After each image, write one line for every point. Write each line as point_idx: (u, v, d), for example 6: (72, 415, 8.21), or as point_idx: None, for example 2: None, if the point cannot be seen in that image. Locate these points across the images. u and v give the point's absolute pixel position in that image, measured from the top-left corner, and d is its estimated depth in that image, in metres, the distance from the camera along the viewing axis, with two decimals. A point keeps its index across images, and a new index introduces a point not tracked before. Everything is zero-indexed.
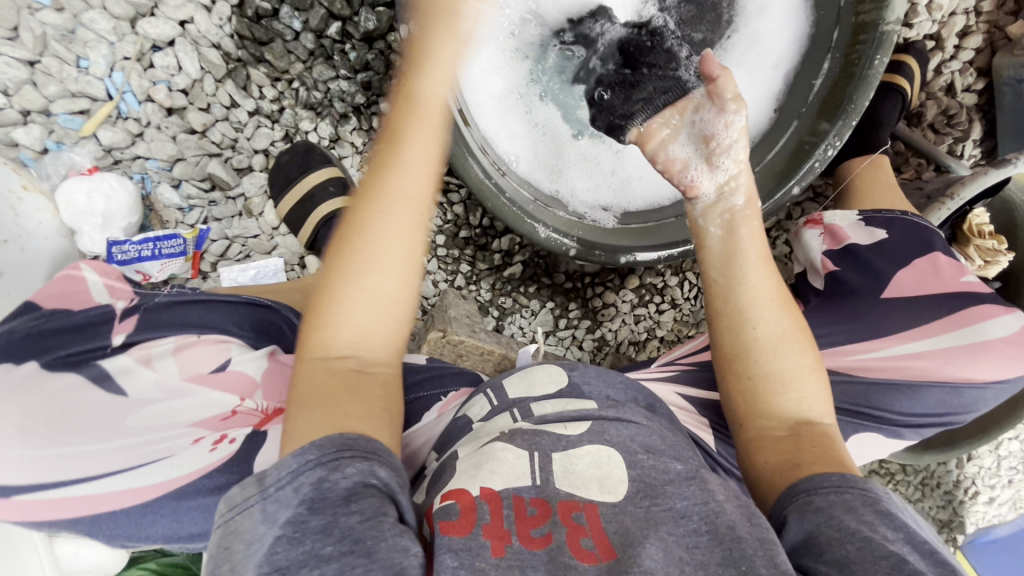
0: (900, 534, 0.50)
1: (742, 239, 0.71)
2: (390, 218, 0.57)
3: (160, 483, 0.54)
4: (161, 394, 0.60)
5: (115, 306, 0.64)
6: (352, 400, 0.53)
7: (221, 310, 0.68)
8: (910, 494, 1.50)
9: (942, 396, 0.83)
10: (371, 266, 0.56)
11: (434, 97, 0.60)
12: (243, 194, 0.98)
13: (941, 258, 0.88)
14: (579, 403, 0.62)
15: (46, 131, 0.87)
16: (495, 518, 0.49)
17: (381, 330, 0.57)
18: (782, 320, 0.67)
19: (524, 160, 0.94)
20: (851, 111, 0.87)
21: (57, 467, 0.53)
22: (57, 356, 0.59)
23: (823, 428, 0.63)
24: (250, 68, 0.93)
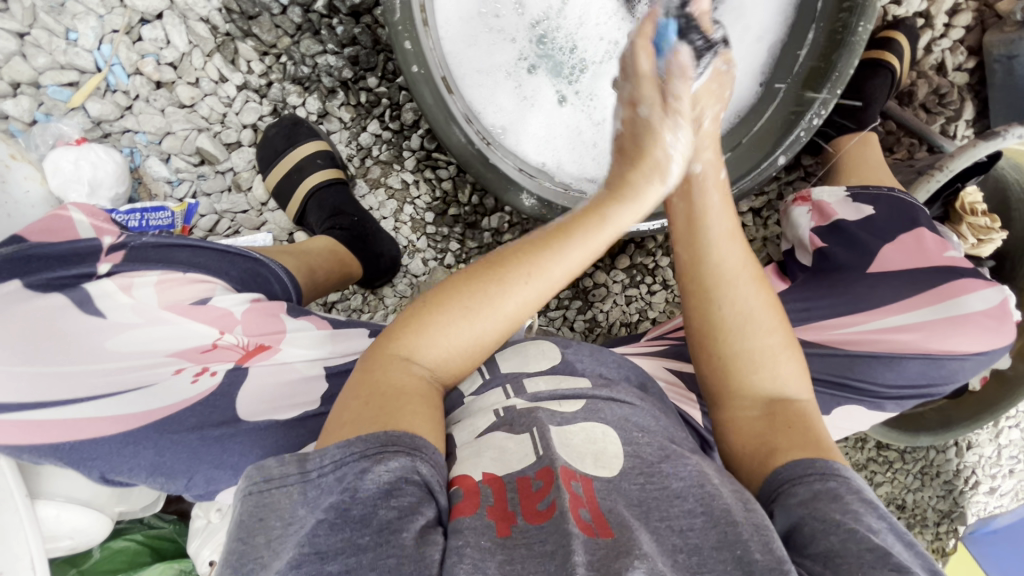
0: (886, 525, 0.50)
1: (703, 216, 0.67)
2: (527, 287, 0.57)
3: (143, 411, 0.54)
4: (136, 319, 0.57)
5: (103, 241, 0.61)
6: (405, 403, 0.52)
7: (213, 254, 0.65)
8: (909, 483, 1.47)
9: (923, 368, 0.82)
10: (485, 308, 0.56)
11: (618, 227, 0.62)
12: (232, 168, 0.98)
13: (925, 235, 0.86)
14: (572, 380, 0.63)
15: (36, 103, 0.89)
16: (499, 500, 0.49)
17: (458, 362, 0.57)
18: (758, 295, 0.63)
19: (512, 133, 0.91)
20: (835, 79, 0.87)
21: (35, 387, 0.52)
22: (40, 279, 0.57)
23: (799, 406, 0.61)
24: (238, 43, 0.94)
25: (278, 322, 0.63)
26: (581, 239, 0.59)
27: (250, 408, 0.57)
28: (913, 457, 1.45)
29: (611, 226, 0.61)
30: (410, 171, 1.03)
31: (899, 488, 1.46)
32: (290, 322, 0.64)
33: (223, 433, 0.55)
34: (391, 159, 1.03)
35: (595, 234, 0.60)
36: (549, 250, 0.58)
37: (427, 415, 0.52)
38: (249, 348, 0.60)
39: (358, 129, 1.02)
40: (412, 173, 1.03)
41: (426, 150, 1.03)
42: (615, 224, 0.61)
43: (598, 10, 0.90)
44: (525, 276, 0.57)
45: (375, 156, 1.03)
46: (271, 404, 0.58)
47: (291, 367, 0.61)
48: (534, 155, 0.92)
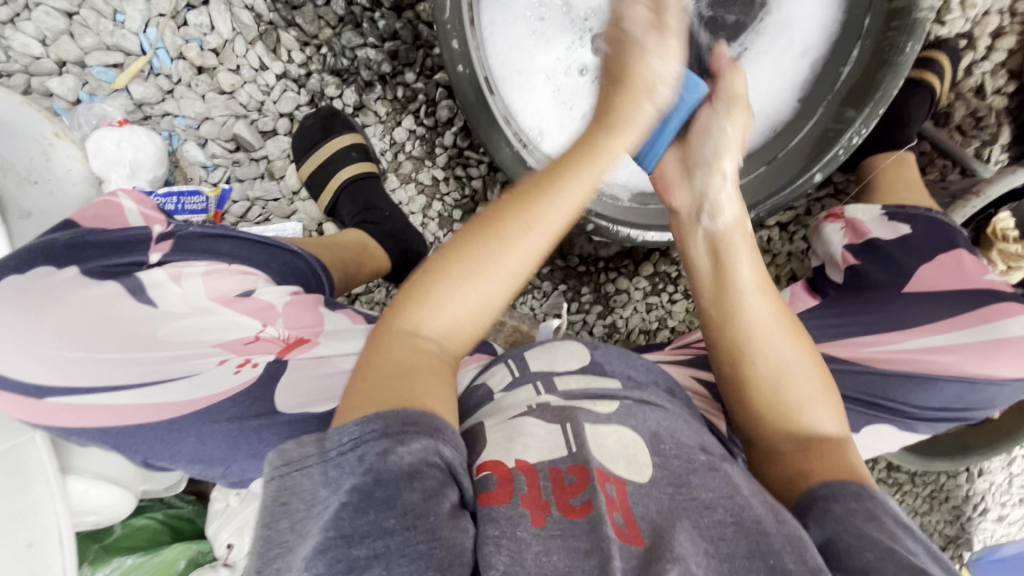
0: (919, 546, 0.50)
1: (732, 267, 0.67)
2: (528, 239, 0.58)
3: (185, 401, 0.54)
4: (184, 309, 0.59)
5: (153, 230, 0.62)
6: (420, 379, 0.52)
7: (255, 245, 0.66)
8: (917, 506, 1.46)
9: (958, 390, 0.80)
10: (487, 271, 0.57)
11: (608, 159, 0.62)
12: (267, 156, 0.99)
13: (965, 257, 0.86)
14: (603, 381, 0.63)
15: (81, 82, 0.89)
16: (533, 488, 0.49)
17: (467, 326, 0.58)
18: (790, 345, 0.64)
19: (548, 136, 0.91)
20: (879, 99, 0.86)
21: (87, 372, 0.54)
22: (96, 266, 0.58)
23: (839, 443, 0.61)
24: (281, 32, 0.94)
25: (316, 316, 0.64)
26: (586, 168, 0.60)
27: (287, 399, 0.56)
28: (923, 480, 1.44)
29: (606, 157, 0.62)
30: (441, 167, 1.04)
31: (907, 510, 1.46)
32: (329, 317, 0.65)
33: (261, 424, 0.54)
34: (423, 155, 1.04)
35: (587, 174, 0.61)
36: (553, 191, 0.59)
37: (438, 392, 0.52)
38: (289, 341, 0.61)
39: (393, 123, 1.02)
40: (442, 169, 1.04)
41: (458, 148, 1.03)
42: (610, 156, 0.62)
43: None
44: (525, 226, 0.57)
45: (408, 151, 1.04)
46: (310, 396, 0.57)
47: (329, 361, 0.60)
48: None
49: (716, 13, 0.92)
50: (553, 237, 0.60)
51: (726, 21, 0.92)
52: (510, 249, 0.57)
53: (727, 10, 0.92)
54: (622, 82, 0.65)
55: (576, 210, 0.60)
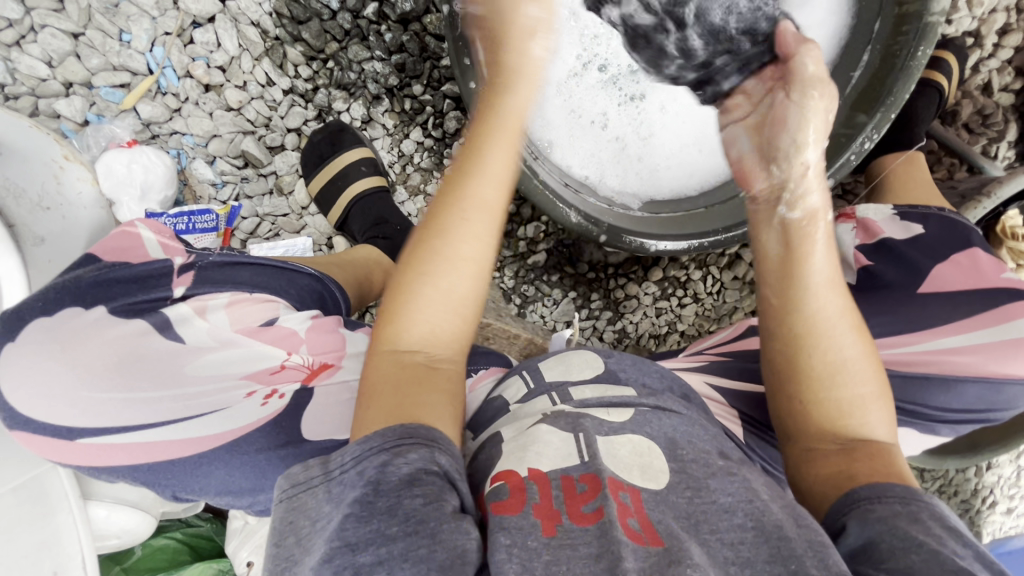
0: (970, 551, 0.49)
1: (802, 256, 0.65)
2: (470, 221, 0.58)
3: (215, 433, 0.54)
4: (210, 342, 0.58)
5: (176, 262, 0.61)
6: (420, 391, 0.53)
7: (272, 271, 0.65)
8: None
9: (981, 392, 0.79)
10: (446, 265, 0.57)
11: (513, 119, 0.61)
12: (275, 172, 0.99)
13: (980, 255, 0.86)
14: (617, 389, 0.63)
15: (88, 104, 0.89)
16: (544, 498, 0.49)
17: (449, 326, 0.57)
18: (853, 345, 0.63)
19: (558, 147, 0.94)
20: (890, 104, 0.86)
21: (113, 413, 0.53)
22: (121, 304, 0.58)
23: (884, 447, 0.61)
24: (287, 47, 0.93)
25: (338, 337, 0.63)
26: (492, 135, 0.60)
27: (314, 428, 0.55)
28: (931, 475, 1.45)
29: (510, 117, 0.61)
30: (450, 179, 1.05)
31: None
32: (351, 337, 0.64)
33: (286, 453, 0.54)
34: (431, 166, 1.03)
35: (496, 141, 0.60)
36: (473, 172, 0.59)
37: (439, 405, 0.52)
38: (314, 367, 0.60)
39: (401, 136, 1.02)
40: None
41: None
42: (513, 113, 0.61)
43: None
44: (462, 212, 0.58)
45: (416, 163, 1.03)
46: (338, 421, 0.56)
47: (351, 387, 0.60)
48: (578, 168, 0.95)
49: None
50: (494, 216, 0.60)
51: None
52: (461, 235, 0.57)
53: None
54: (505, 74, 0.62)
55: (508, 178, 0.61)
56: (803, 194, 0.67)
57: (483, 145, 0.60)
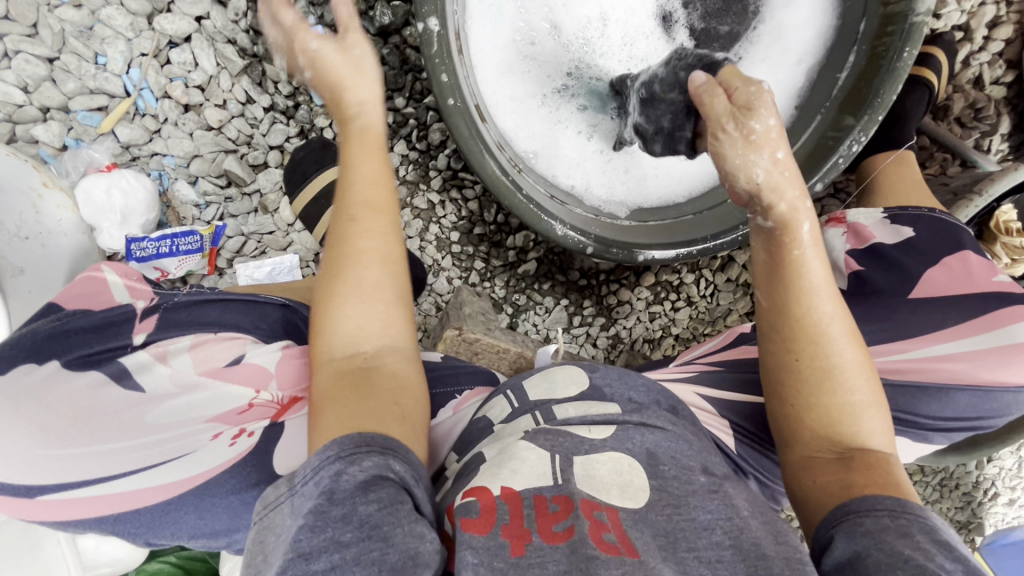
0: (959, 566, 0.46)
1: (794, 259, 0.61)
2: (366, 221, 0.60)
3: (183, 479, 0.53)
4: (172, 389, 0.58)
5: (137, 306, 0.61)
6: (358, 395, 0.52)
7: (239, 305, 0.66)
8: (927, 495, 1.47)
9: (973, 400, 0.77)
10: (353, 267, 0.59)
11: (361, 125, 0.65)
12: (259, 189, 0.97)
13: (971, 258, 0.85)
14: (601, 406, 0.62)
15: (65, 128, 0.88)
16: (514, 519, 0.49)
17: (376, 322, 0.58)
18: (849, 351, 0.61)
19: (543, 158, 0.92)
20: (878, 105, 0.85)
21: (79, 468, 0.51)
22: (77, 355, 0.57)
23: (880, 457, 0.59)
24: (266, 64, 0.92)
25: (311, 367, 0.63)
26: (359, 145, 0.64)
27: (285, 462, 0.55)
28: (932, 469, 1.44)
29: (353, 129, 0.64)
30: (436, 190, 1.06)
31: None
32: None
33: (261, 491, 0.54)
34: (417, 179, 1.05)
35: (354, 152, 0.64)
36: (349, 180, 0.63)
37: (383, 404, 0.52)
38: (284, 402, 0.60)
39: (386, 149, 1.02)
40: (437, 193, 1.07)
41: (451, 170, 1.05)
42: (352, 123, 0.65)
43: (636, 27, 0.89)
44: (352, 214, 0.61)
45: (401, 176, 1.04)
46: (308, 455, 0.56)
47: None
48: (563, 178, 0.93)
49: (710, 25, 0.91)
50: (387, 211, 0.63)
51: (719, 33, 0.91)
52: (359, 237, 0.60)
53: (720, 20, 0.91)
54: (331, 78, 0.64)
55: (386, 177, 0.64)
56: (773, 204, 0.60)
57: (348, 162, 0.64)
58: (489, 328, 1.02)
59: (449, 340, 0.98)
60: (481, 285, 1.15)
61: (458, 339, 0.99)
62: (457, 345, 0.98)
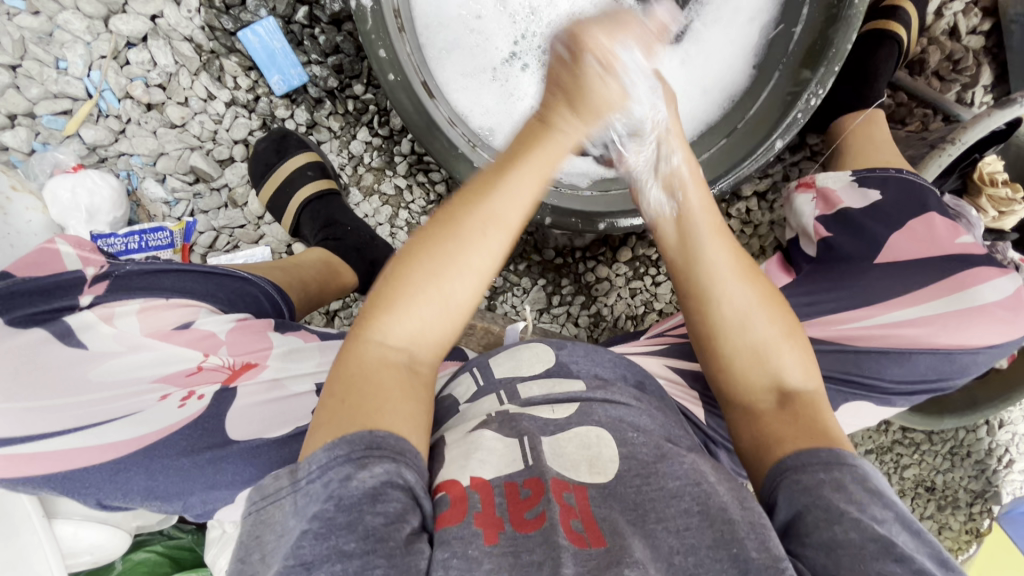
0: (888, 513, 0.48)
1: (689, 212, 0.63)
2: (488, 237, 0.52)
3: (128, 440, 0.55)
4: (118, 348, 0.59)
5: (86, 273, 0.62)
6: (395, 395, 0.48)
7: (198, 276, 0.67)
8: (938, 465, 1.39)
9: (933, 363, 0.79)
10: (453, 268, 0.51)
11: (559, 136, 0.54)
12: (227, 185, 0.99)
13: (936, 220, 0.84)
14: (567, 383, 0.59)
15: (33, 133, 0.90)
16: (487, 507, 0.46)
17: (438, 331, 0.52)
18: (769, 324, 0.59)
19: (501, 134, 0.90)
20: (833, 56, 0.83)
21: (26, 422, 0.53)
22: (21, 314, 0.58)
23: (808, 397, 0.58)
24: (223, 59, 0.94)
25: (265, 339, 0.64)
26: (537, 152, 0.54)
27: (241, 429, 0.57)
28: (941, 437, 1.37)
29: (554, 134, 0.54)
30: (402, 176, 1.02)
31: (927, 469, 1.39)
32: (277, 338, 0.65)
33: (215, 455, 0.55)
34: (383, 165, 1.03)
35: (544, 148, 0.54)
36: (505, 179, 0.52)
37: (408, 410, 0.48)
38: (236, 367, 0.61)
39: (348, 137, 1.02)
40: (404, 178, 1.02)
41: (417, 154, 1.02)
42: (558, 128, 0.54)
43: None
44: (483, 224, 0.51)
45: (366, 163, 1.03)
46: (263, 423, 0.58)
47: (280, 384, 0.61)
48: None
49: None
50: (513, 236, 0.54)
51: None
52: (473, 246, 0.51)
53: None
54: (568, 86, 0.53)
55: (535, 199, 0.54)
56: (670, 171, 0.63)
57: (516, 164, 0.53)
58: None
59: None
60: None
61: None
62: None
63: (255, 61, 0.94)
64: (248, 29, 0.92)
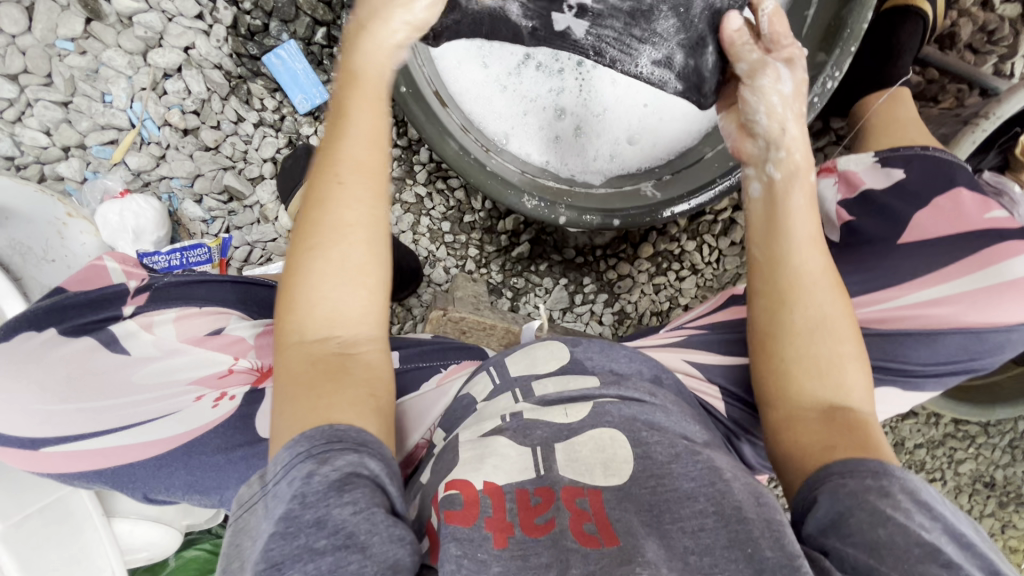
0: (938, 524, 0.47)
1: (785, 212, 0.63)
2: (348, 189, 0.57)
3: (167, 438, 0.59)
4: (155, 352, 0.64)
5: (129, 285, 0.68)
6: (333, 382, 0.52)
7: (230, 285, 0.72)
8: (997, 459, 1.31)
9: (963, 342, 0.76)
10: (339, 239, 0.56)
11: (362, 87, 0.61)
12: (259, 202, 1.04)
13: (964, 194, 0.81)
14: (580, 380, 0.59)
15: (84, 163, 0.98)
16: (498, 511, 0.48)
17: (355, 304, 0.56)
18: (847, 340, 0.60)
19: (514, 138, 0.93)
20: (848, 37, 0.81)
21: (76, 421, 0.59)
22: (73, 324, 0.64)
23: (863, 416, 0.57)
24: (250, 83, 0.99)
25: None
26: (355, 105, 0.60)
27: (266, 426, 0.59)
28: (999, 430, 1.29)
29: (371, 74, 0.61)
30: (422, 183, 1.14)
31: (984, 464, 1.32)
32: None
33: (248, 453, 0.58)
34: (403, 174, 1.13)
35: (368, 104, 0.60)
36: (338, 142, 0.58)
37: (349, 397, 0.51)
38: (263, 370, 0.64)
39: None
40: (424, 186, 1.14)
41: (435, 163, 1.13)
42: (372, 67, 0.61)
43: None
44: (336, 184, 0.57)
45: (388, 173, 1.13)
46: None
47: None
48: (537, 154, 0.94)
49: None
50: (373, 174, 0.59)
51: None
52: (343, 204, 0.57)
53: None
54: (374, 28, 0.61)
55: (379, 138, 0.60)
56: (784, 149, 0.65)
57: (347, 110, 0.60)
58: (478, 308, 1.04)
59: (434, 320, 1.00)
60: (477, 271, 1.19)
61: (444, 319, 1.02)
62: (442, 324, 1.01)
63: (280, 83, 0.99)
64: (272, 53, 0.97)
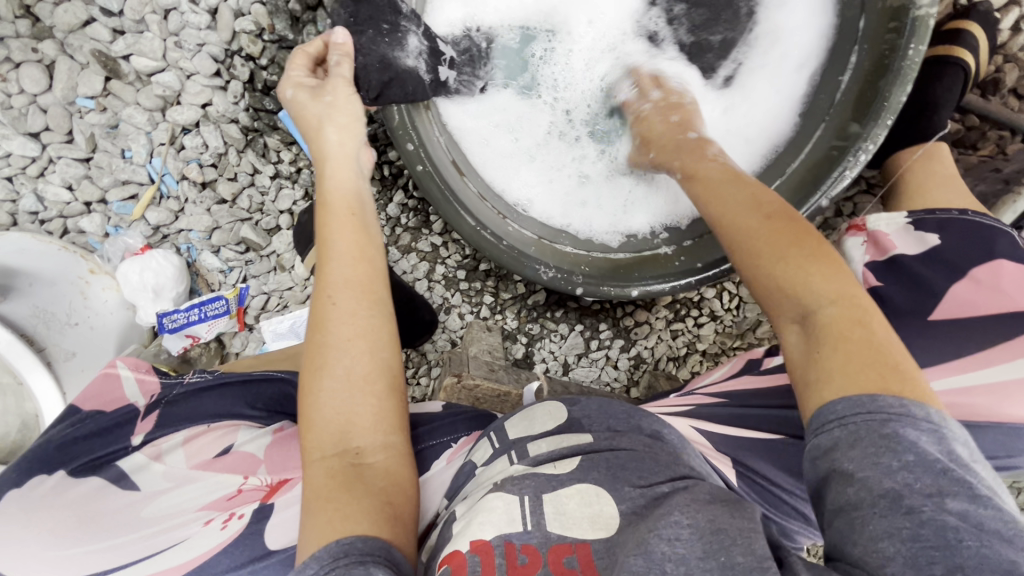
0: (910, 458, 0.41)
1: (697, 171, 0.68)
2: (336, 306, 0.60)
3: (178, 564, 0.57)
4: (166, 484, 0.66)
5: (139, 405, 0.73)
6: (347, 495, 0.51)
7: (238, 388, 0.78)
8: (1023, 503, 1.27)
9: (999, 438, 0.70)
10: (336, 353, 0.58)
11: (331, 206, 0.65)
12: (275, 251, 1.02)
13: (1005, 266, 0.77)
14: (574, 436, 0.59)
15: (106, 219, 0.99)
16: (487, 569, 0.47)
17: (362, 413, 0.56)
18: (780, 244, 0.53)
19: (538, 203, 0.91)
20: (885, 108, 0.74)
21: (86, 562, 0.57)
22: (81, 463, 0.68)
23: (843, 322, 0.49)
24: (266, 136, 0.98)
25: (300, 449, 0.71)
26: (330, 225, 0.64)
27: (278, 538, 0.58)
28: None
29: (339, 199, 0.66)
30: (438, 234, 1.14)
31: None
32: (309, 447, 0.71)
33: (257, 566, 0.56)
34: (419, 225, 1.14)
35: (341, 220, 0.64)
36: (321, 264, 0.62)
37: (360, 509, 0.50)
38: (272, 485, 0.66)
39: (385, 200, 1.13)
40: (439, 236, 1.14)
41: None
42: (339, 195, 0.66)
43: (613, 37, 0.88)
44: (325, 301, 0.60)
45: (404, 224, 1.14)
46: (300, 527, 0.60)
47: None
48: (558, 216, 0.91)
49: (702, 37, 0.88)
50: (353, 288, 0.61)
51: (713, 42, 0.88)
52: (336, 320, 0.59)
53: (711, 31, 0.88)
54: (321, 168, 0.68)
55: (361, 250, 0.63)
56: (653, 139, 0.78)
57: (326, 225, 0.64)
58: (492, 369, 1.04)
59: (449, 388, 1.00)
60: (492, 318, 1.18)
61: (458, 386, 1.01)
62: (457, 392, 1.00)
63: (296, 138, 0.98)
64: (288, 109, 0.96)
